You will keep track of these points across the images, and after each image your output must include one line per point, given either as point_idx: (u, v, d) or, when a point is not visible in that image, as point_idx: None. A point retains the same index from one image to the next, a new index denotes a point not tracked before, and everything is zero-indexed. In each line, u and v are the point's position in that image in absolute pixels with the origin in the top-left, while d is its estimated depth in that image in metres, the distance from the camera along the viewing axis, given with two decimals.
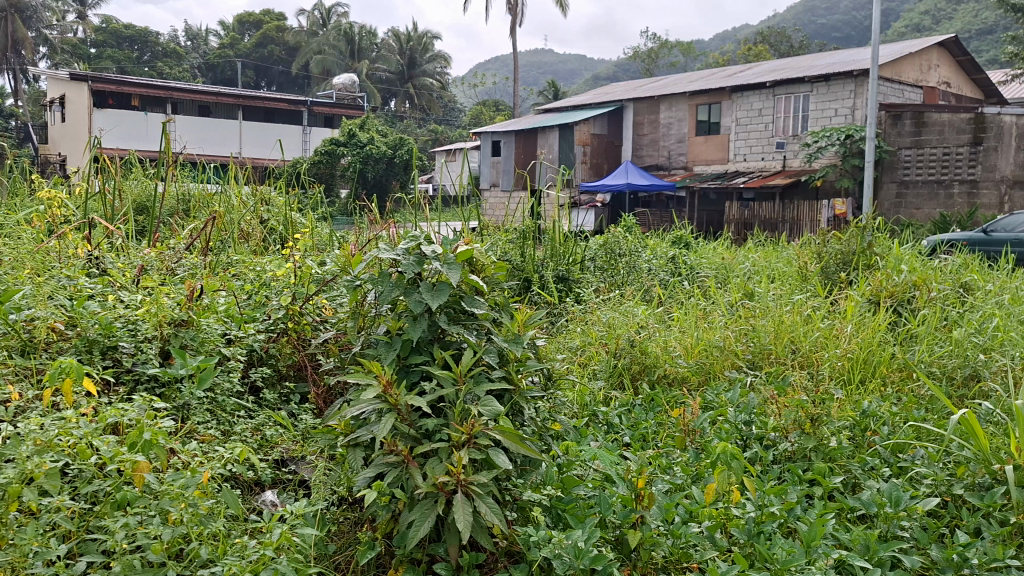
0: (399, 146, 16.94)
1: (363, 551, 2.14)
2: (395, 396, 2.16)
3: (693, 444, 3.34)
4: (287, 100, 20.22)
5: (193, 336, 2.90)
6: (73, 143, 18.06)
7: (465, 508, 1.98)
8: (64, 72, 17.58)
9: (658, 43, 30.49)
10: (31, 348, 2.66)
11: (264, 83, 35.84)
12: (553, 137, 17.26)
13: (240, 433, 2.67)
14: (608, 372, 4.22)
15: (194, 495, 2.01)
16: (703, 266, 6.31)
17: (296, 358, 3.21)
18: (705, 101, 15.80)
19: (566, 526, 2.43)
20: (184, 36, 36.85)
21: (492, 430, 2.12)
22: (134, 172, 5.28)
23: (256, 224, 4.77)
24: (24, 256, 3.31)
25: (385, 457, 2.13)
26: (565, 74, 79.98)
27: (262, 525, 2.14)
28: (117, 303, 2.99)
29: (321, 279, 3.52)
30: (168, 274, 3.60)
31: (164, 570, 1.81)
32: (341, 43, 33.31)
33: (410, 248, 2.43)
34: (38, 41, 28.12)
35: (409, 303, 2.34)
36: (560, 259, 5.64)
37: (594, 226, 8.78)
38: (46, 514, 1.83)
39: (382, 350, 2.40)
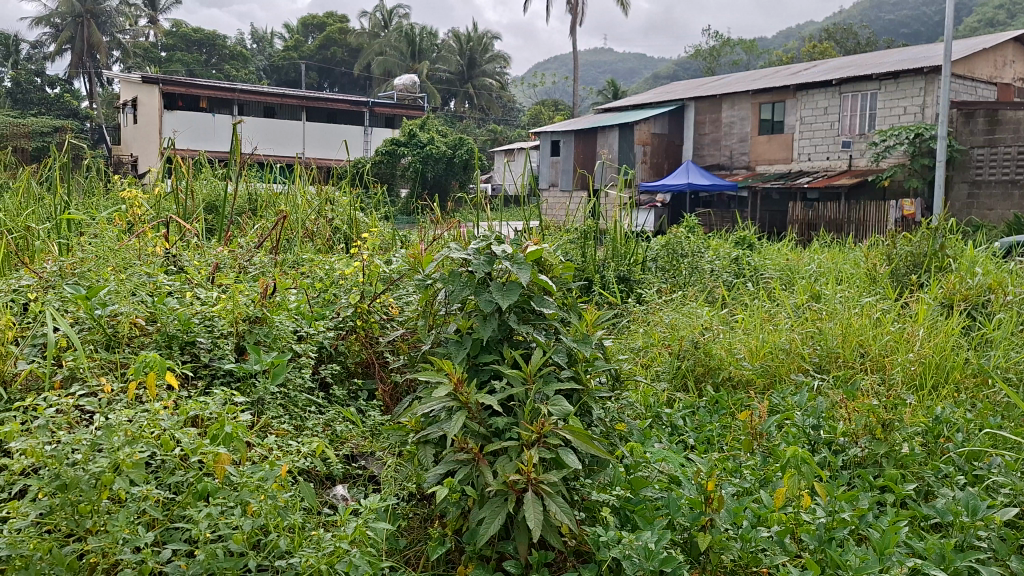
0: (459, 146, 17.05)
1: (434, 546, 2.17)
2: (466, 394, 2.19)
3: (761, 447, 3.30)
4: (349, 100, 20.49)
5: (266, 333, 2.99)
6: (144, 144, 18.59)
7: (536, 507, 1.99)
8: (136, 75, 18.12)
9: (721, 41, 30.11)
10: (115, 342, 2.75)
11: (327, 84, 36.39)
12: (613, 137, 17.16)
13: (311, 428, 2.72)
14: (671, 374, 4.18)
15: (272, 488, 2.07)
16: (768, 267, 6.23)
17: (364, 355, 3.28)
18: (768, 100, 15.55)
19: (634, 526, 2.42)
20: (250, 39, 37.69)
21: (561, 429, 2.13)
22: (205, 172, 5.41)
23: (322, 223, 4.86)
24: (106, 254, 3.41)
25: (456, 455, 2.16)
26: (624, 74, 79.47)
27: (336, 519, 2.19)
28: (194, 300, 3.08)
29: (388, 279, 3.57)
30: (241, 273, 3.68)
31: (245, 560, 1.86)
32: (403, 44, 33.59)
33: (481, 248, 2.46)
34: (112, 45, 28.99)
35: (479, 302, 2.36)
36: (621, 259, 5.62)
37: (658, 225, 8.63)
38: (134, 502, 1.88)
39: (453, 349, 2.42)
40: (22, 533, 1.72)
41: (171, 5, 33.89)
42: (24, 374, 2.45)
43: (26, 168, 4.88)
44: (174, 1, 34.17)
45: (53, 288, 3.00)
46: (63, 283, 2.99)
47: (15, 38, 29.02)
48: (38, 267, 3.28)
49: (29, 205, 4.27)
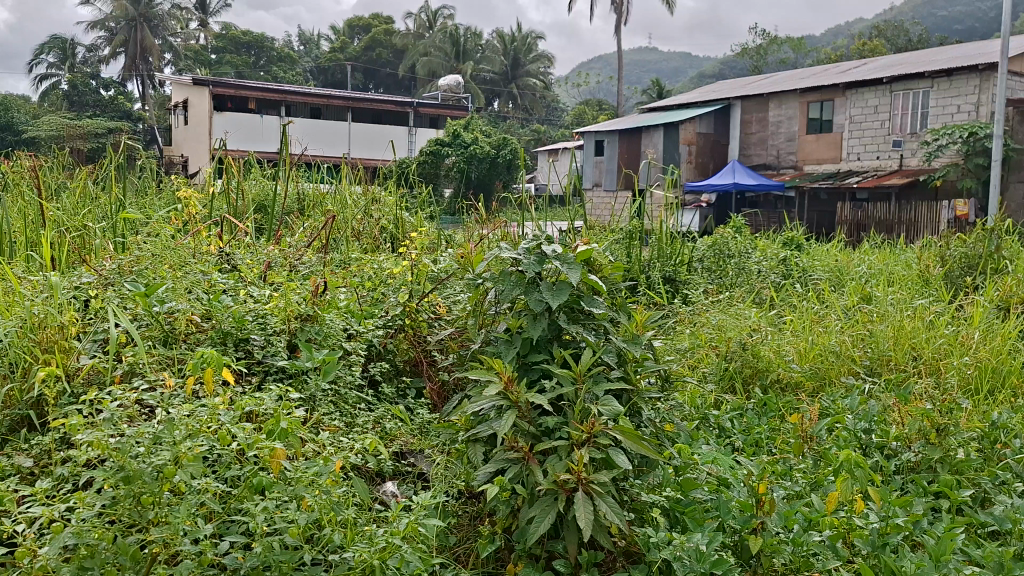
0: (502, 147, 17.17)
1: (483, 544, 2.18)
2: (517, 394, 2.20)
3: (811, 450, 3.25)
4: (394, 101, 20.65)
5: (318, 330, 3.03)
6: (195, 145, 18.96)
7: (587, 506, 2.00)
8: (187, 77, 18.49)
9: (768, 39, 29.71)
10: (172, 338, 2.82)
11: (372, 85, 36.71)
12: (658, 137, 17.03)
13: (362, 424, 2.73)
14: (718, 375, 4.12)
15: (326, 483, 2.10)
16: (817, 268, 6.13)
17: (413, 354, 3.31)
18: (817, 98, 15.32)
19: (684, 528, 2.41)
20: (297, 40, 38.19)
21: (612, 430, 2.13)
22: (254, 172, 5.48)
23: (369, 223, 4.90)
24: (164, 252, 3.49)
25: (506, 454, 2.17)
26: (668, 73, 78.75)
27: (388, 515, 2.20)
28: (247, 298, 3.13)
29: (436, 278, 3.61)
30: (291, 271, 3.73)
31: (300, 554, 1.89)
32: (447, 45, 33.47)
33: (531, 248, 2.47)
34: (164, 48, 29.57)
35: (529, 302, 2.37)
36: (667, 260, 5.57)
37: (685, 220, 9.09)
38: (195, 494, 1.93)
39: (503, 349, 2.44)
40: (88, 522, 1.78)
41: (220, 8, 34.46)
42: (86, 369, 2.52)
43: (83, 169, 5.01)
44: (223, 4, 34.76)
45: (112, 284, 3.08)
46: (122, 280, 3.07)
47: (72, 42, 29.79)
48: (96, 265, 3.36)
49: (85, 205, 4.37)
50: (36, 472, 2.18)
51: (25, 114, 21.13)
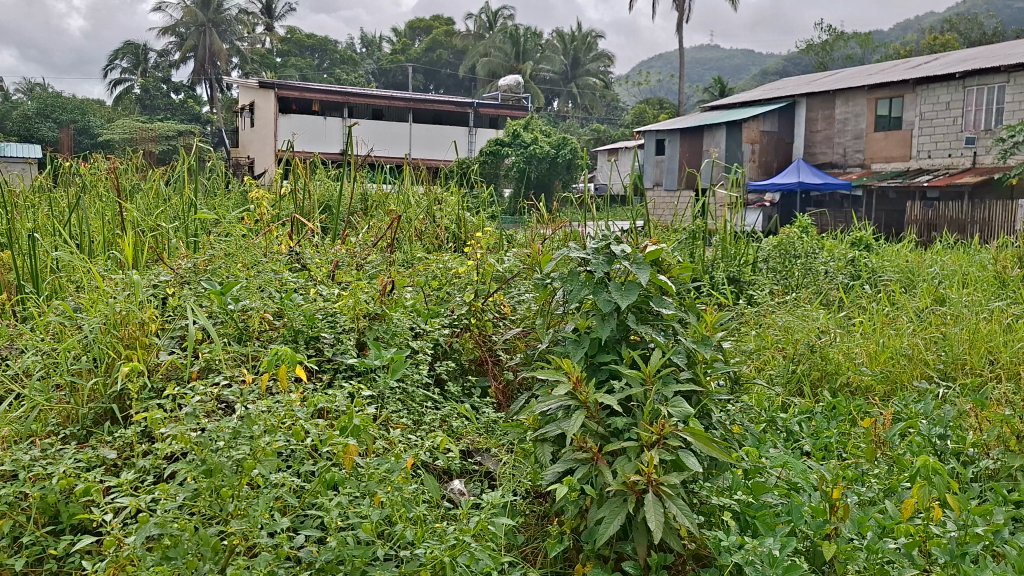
0: (562, 146, 17.13)
1: (552, 544, 2.18)
2: (585, 393, 2.20)
3: (884, 456, 3.17)
4: (455, 101, 20.80)
5: (385, 329, 3.07)
6: (261, 147, 19.38)
7: (657, 508, 1.98)
8: (254, 80, 18.90)
9: (834, 35, 29.07)
10: (246, 336, 2.89)
11: (433, 86, 37.02)
12: (720, 135, 16.78)
13: (430, 422, 2.74)
14: (786, 378, 4.02)
15: (398, 479, 2.14)
16: (887, 269, 5.97)
17: (478, 353, 3.31)
18: (886, 95, 14.94)
19: (755, 532, 2.36)
20: (360, 43, 38.72)
21: (681, 431, 2.11)
22: (319, 172, 5.56)
23: (431, 223, 4.93)
24: (237, 250, 3.56)
25: (575, 454, 2.16)
26: (731, 72, 77.67)
27: (457, 512, 2.21)
28: (318, 296, 3.19)
29: (501, 278, 3.67)
30: (359, 271, 3.78)
31: (373, 548, 1.92)
32: (508, 45, 33.29)
33: (600, 247, 2.48)
34: (232, 52, 30.26)
35: (598, 302, 2.36)
36: (731, 260, 5.44)
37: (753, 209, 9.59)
38: (272, 488, 1.98)
39: (571, 348, 2.43)
40: (170, 513, 1.84)
41: (285, 12, 35.16)
42: (165, 365, 2.61)
43: (156, 170, 5.15)
44: (288, 8, 35.48)
45: (187, 282, 3.17)
46: (198, 278, 3.15)
47: (145, 48, 30.71)
48: (174, 263, 3.45)
49: (160, 205, 4.51)
50: (120, 464, 2.26)
51: (101, 118, 21.88)
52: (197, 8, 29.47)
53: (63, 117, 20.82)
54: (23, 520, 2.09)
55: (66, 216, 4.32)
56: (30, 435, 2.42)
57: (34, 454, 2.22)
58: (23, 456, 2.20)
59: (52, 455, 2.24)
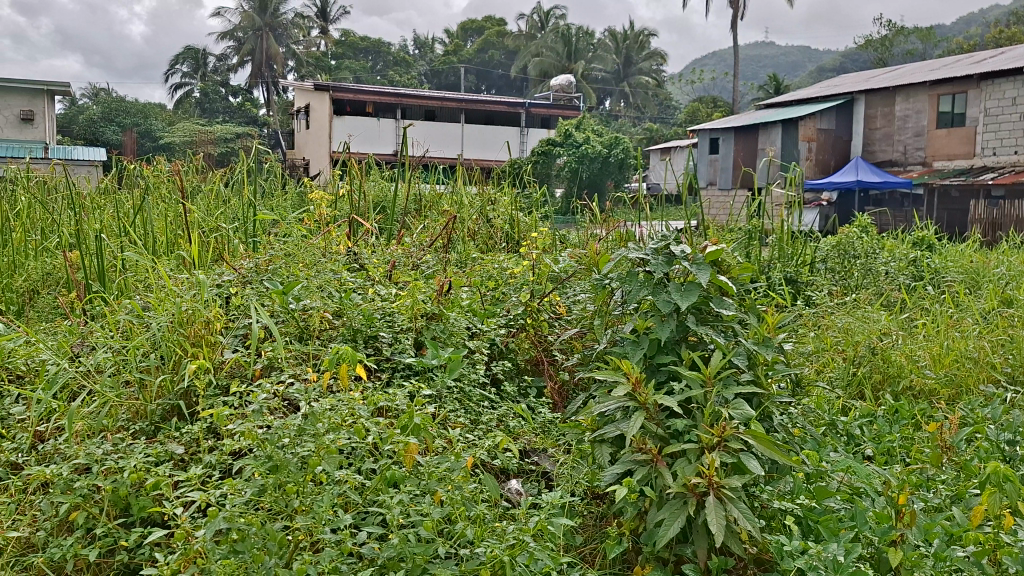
0: (614, 146, 17.05)
1: (610, 545, 2.17)
2: (645, 395, 2.19)
3: (950, 461, 3.08)
4: (507, 101, 20.80)
5: (442, 329, 3.10)
6: (316, 148, 19.63)
7: (718, 511, 1.96)
8: (309, 83, 19.16)
9: (894, 30, 28.42)
10: (307, 335, 2.94)
11: (485, 87, 37.09)
12: (776, 133, 16.51)
13: (487, 422, 2.74)
14: (847, 380, 3.94)
15: (458, 479, 2.17)
16: (950, 270, 5.82)
17: (534, 353, 3.31)
18: (948, 91, 14.56)
19: (818, 537, 2.32)
20: (412, 45, 38.97)
21: (743, 434, 2.10)
22: (373, 173, 5.59)
23: (484, 223, 4.94)
24: (297, 250, 3.60)
25: (634, 455, 2.16)
26: (786, 69, 76.40)
27: (517, 512, 2.22)
28: (376, 296, 3.23)
29: (557, 278, 3.68)
30: (415, 271, 3.81)
31: (433, 546, 1.94)
32: (559, 45, 33.16)
33: (660, 248, 2.47)
34: (288, 55, 30.77)
35: (657, 303, 2.35)
36: (788, 261, 5.32)
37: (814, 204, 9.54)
38: (335, 484, 2.01)
39: (629, 349, 2.42)
40: (238, 508, 1.88)
41: (339, 16, 35.57)
42: (229, 362, 2.67)
43: (216, 172, 5.23)
44: (343, 12, 35.89)
45: (248, 282, 3.22)
46: (259, 278, 3.20)
47: (204, 52, 31.44)
48: (237, 263, 3.52)
49: (220, 207, 4.60)
50: (187, 459, 2.32)
51: (162, 122, 22.35)
52: (255, 13, 30.01)
53: (126, 121, 21.36)
54: (96, 512, 2.16)
55: (130, 217, 4.44)
56: (102, 430, 2.50)
57: (106, 448, 2.30)
58: (96, 450, 2.28)
59: (122, 450, 2.31)
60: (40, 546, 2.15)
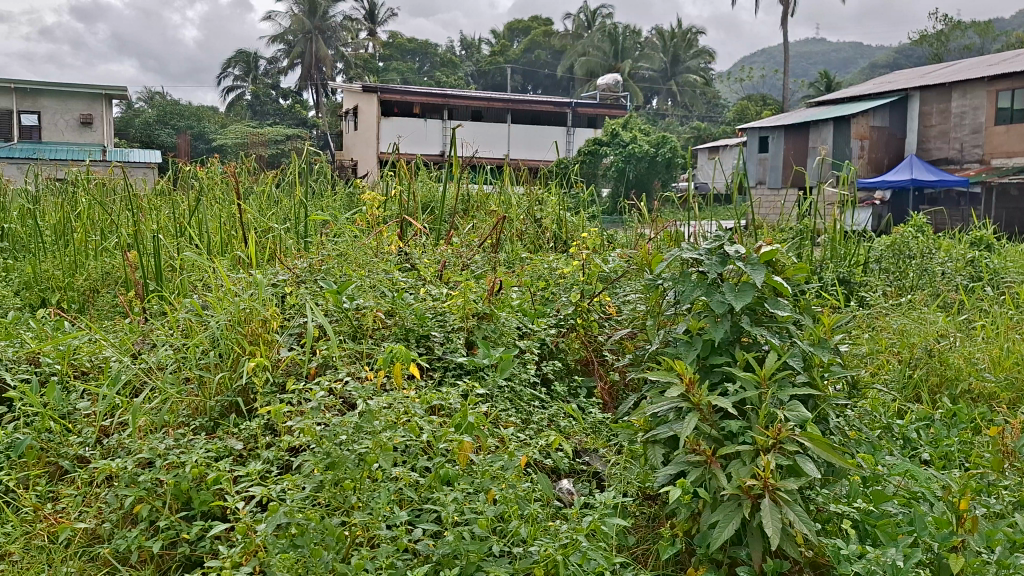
0: (661, 145, 16.96)
1: (664, 546, 2.15)
2: (699, 396, 2.18)
3: (1012, 467, 3.00)
4: (553, 102, 20.78)
5: (493, 328, 3.12)
6: (364, 149, 19.82)
7: (773, 514, 1.95)
8: (358, 85, 19.39)
9: (950, 25, 27.76)
10: (360, 334, 2.97)
11: (531, 86, 37.09)
12: (827, 132, 16.24)
13: (538, 422, 2.74)
14: (902, 383, 3.86)
15: (512, 478, 2.19)
16: (1010, 271, 5.67)
17: (584, 353, 3.30)
18: (1007, 87, 14.14)
19: (875, 542, 2.29)
20: (459, 45, 39.15)
21: (799, 436, 2.08)
22: (421, 173, 5.63)
23: (532, 223, 4.95)
24: (351, 249, 3.65)
25: (688, 457, 2.15)
26: (838, 66, 75.10)
27: (570, 512, 2.23)
28: (428, 295, 3.26)
29: (607, 278, 3.67)
30: (465, 270, 3.84)
31: (489, 544, 1.96)
32: (606, 44, 33.01)
33: (714, 248, 2.46)
34: (337, 58, 31.15)
35: (711, 303, 2.34)
36: (841, 262, 5.22)
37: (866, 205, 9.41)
38: (391, 481, 2.05)
39: (683, 350, 2.41)
40: (297, 503, 1.93)
41: (387, 18, 35.92)
42: (286, 360, 2.72)
43: (268, 174, 5.32)
44: (390, 14, 36.21)
45: (303, 281, 3.27)
46: (315, 278, 3.26)
47: (255, 56, 31.99)
48: (290, 262, 3.57)
49: (274, 208, 4.69)
50: (246, 455, 2.37)
51: (215, 124, 22.78)
52: (305, 16, 30.49)
53: (180, 124, 21.83)
54: (159, 506, 2.22)
55: (187, 219, 4.54)
56: (164, 425, 2.57)
57: (168, 443, 2.36)
58: (158, 446, 2.35)
59: (184, 444, 2.37)
60: (107, 537, 2.22)
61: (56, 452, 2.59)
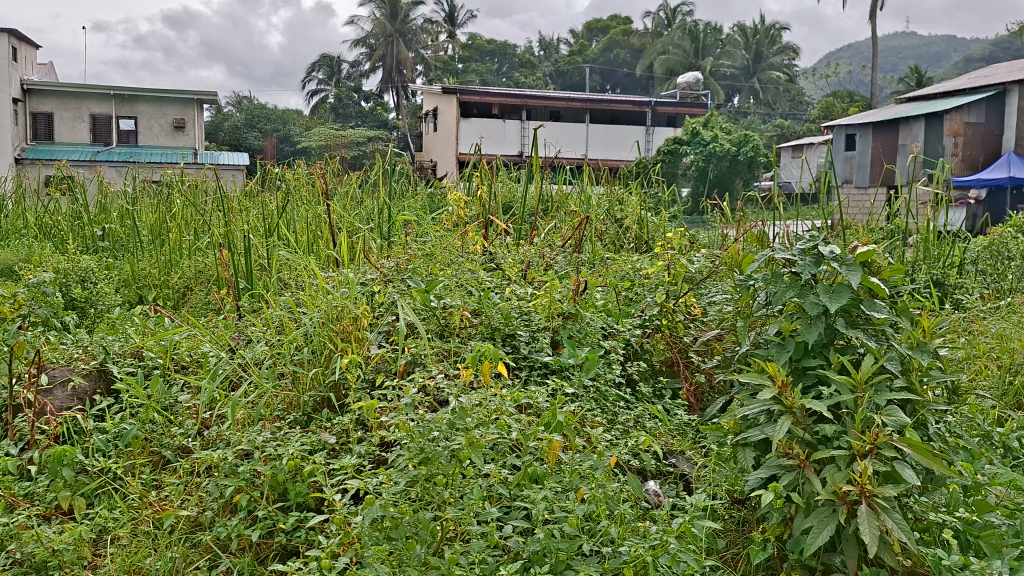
0: (743, 143, 16.68)
1: (755, 551, 2.12)
2: (792, 398, 2.14)
3: None
4: (632, 100, 20.60)
5: (579, 328, 3.12)
6: (444, 151, 20.04)
7: (871, 521, 1.90)
8: (437, 87, 19.63)
9: None
10: (447, 332, 3.02)
11: (610, 86, 36.83)
12: (919, 128, 15.67)
13: (624, 422, 2.72)
14: (1003, 390, 3.69)
15: (602, 478, 2.20)
16: None
17: (669, 354, 3.26)
18: None
19: (977, 553, 2.21)
20: (538, 46, 39.22)
21: (897, 442, 2.02)
22: (502, 172, 5.66)
23: (612, 224, 4.92)
24: (437, 248, 3.69)
25: (780, 460, 2.12)
26: (929, 61, 72.47)
27: (660, 514, 2.21)
28: (513, 295, 3.28)
29: (692, 279, 3.62)
30: (548, 270, 3.85)
31: (579, 543, 1.97)
32: (686, 42, 32.57)
33: (807, 249, 2.42)
34: (417, 60, 31.58)
35: (804, 305, 2.30)
36: (933, 263, 5.02)
37: (961, 205, 9.02)
38: (482, 478, 2.08)
39: (775, 351, 2.38)
40: (392, 497, 1.97)
41: (467, 20, 36.24)
42: (376, 358, 2.79)
43: (353, 174, 5.42)
44: (470, 15, 36.51)
45: (391, 281, 3.33)
46: (404, 278, 3.31)
47: (338, 60, 32.65)
48: (377, 262, 3.64)
49: (358, 208, 4.79)
50: (339, 449, 2.43)
51: (300, 127, 23.37)
52: (387, 20, 31.02)
53: (267, 127, 22.49)
54: (258, 496, 2.30)
55: (276, 219, 4.68)
56: (261, 419, 2.66)
57: (265, 436, 2.44)
58: (257, 438, 2.44)
59: (280, 438, 2.45)
60: (208, 525, 2.31)
61: (159, 442, 2.70)
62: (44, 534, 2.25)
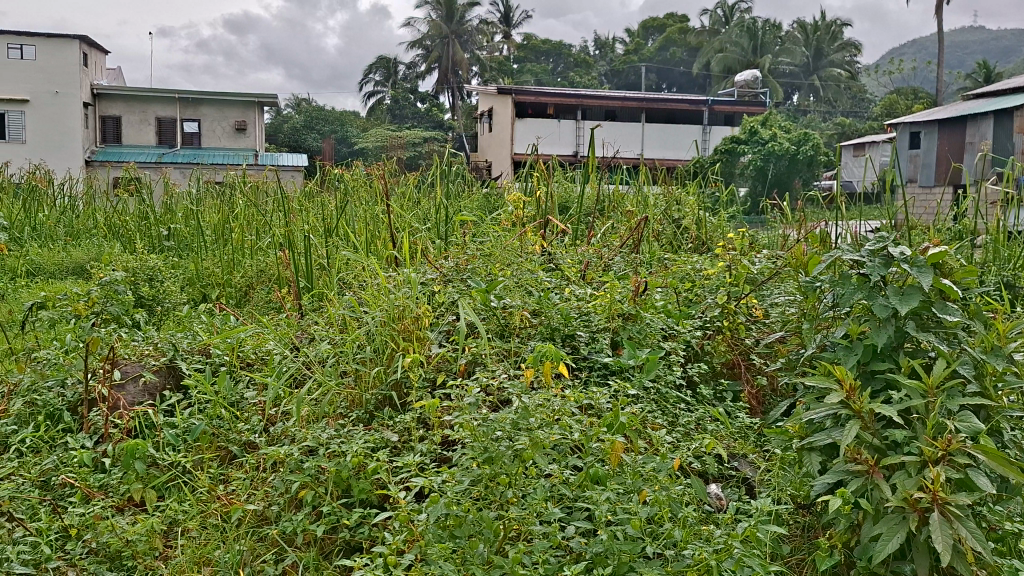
0: (802, 142, 16.39)
1: (822, 557, 2.09)
2: (860, 403, 2.10)
3: None
4: (688, 99, 20.38)
5: (638, 329, 3.11)
6: (499, 151, 20.11)
7: (942, 528, 1.86)
8: (492, 87, 19.71)
9: None
10: (508, 332, 3.04)
11: (666, 85, 36.49)
12: (987, 125, 15.22)
13: (685, 424, 2.70)
14: None
15: (664, 479, 2.18)
16: None
17: (730, 356, 3.22)
18: None
19: None
20: (593, 46, 39.09)
21: (971, 448, 1.97)
22: (559, 172, 5.65)
23: (670, 224, 4.88)
24: (496, 248, 3.70)
25: (848, 465, 2.08)
26: (997, 56, 70.24)
27: (725, 516, 2.19)
28: (572, 295, 3.28)
29: (753, 280, 3.57)
30: (606, 270, 3.85)
31: (642, 545, 1.97)
32: (744, 40, 32.10)
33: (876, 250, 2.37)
34: (473, 61, 31.72)
35: (873, 307, 2.25)
36: (1004, 263, 4.87)
37: None
38: (544, 476, 2.09)
39: (842, 354, 2.34)
40: (456, 495, 2.00)
41: (523, 20, 36.31)
42: (437, 357, 2.82)
43: (410, 175, 5.48)
44: (525, 16, 36.54)
45: (451, 280, 3.35)
46: (464, 278, 3.34)
47: (395, 61, 33.00)
48: (436, 262, 3.66)
49: (415, 209, 4.84)
50: (401, 446, 2.47)
51: (357, 128, 23.66)
52: (443, 21, 31.23)
53: (325, 129, 22.82)
54: (322, 492, 2.33)
55: (336, 219, 4.76)
56: (325, 416, 2.71)
57: (330, 433, 2.49)
58: (321, 435, 2.48)
59: (344, 435, 2.49)
60: (274, 519, 2.36)
61: (226, 437, 2.77)
62: (118, 525, 2.33)
